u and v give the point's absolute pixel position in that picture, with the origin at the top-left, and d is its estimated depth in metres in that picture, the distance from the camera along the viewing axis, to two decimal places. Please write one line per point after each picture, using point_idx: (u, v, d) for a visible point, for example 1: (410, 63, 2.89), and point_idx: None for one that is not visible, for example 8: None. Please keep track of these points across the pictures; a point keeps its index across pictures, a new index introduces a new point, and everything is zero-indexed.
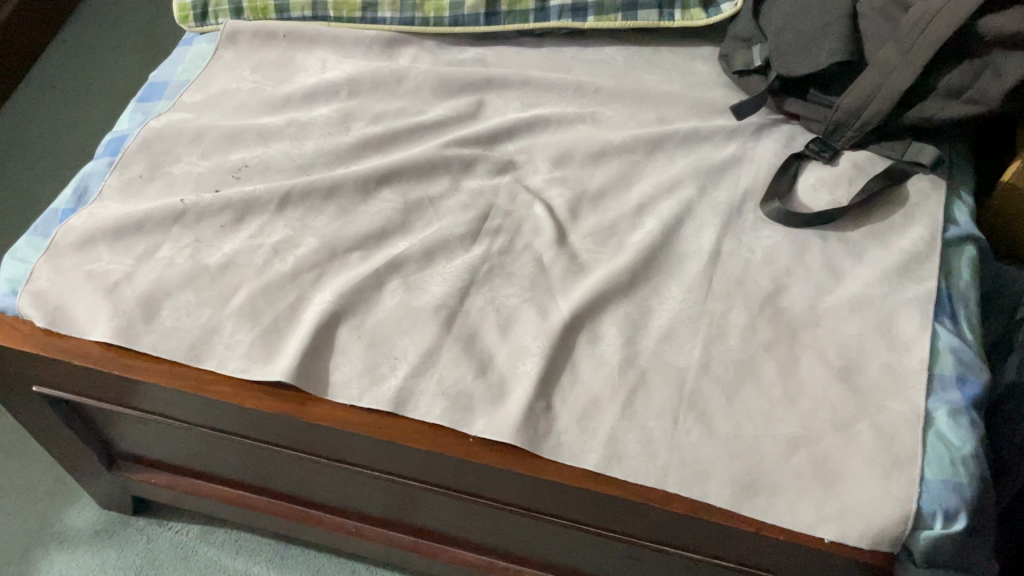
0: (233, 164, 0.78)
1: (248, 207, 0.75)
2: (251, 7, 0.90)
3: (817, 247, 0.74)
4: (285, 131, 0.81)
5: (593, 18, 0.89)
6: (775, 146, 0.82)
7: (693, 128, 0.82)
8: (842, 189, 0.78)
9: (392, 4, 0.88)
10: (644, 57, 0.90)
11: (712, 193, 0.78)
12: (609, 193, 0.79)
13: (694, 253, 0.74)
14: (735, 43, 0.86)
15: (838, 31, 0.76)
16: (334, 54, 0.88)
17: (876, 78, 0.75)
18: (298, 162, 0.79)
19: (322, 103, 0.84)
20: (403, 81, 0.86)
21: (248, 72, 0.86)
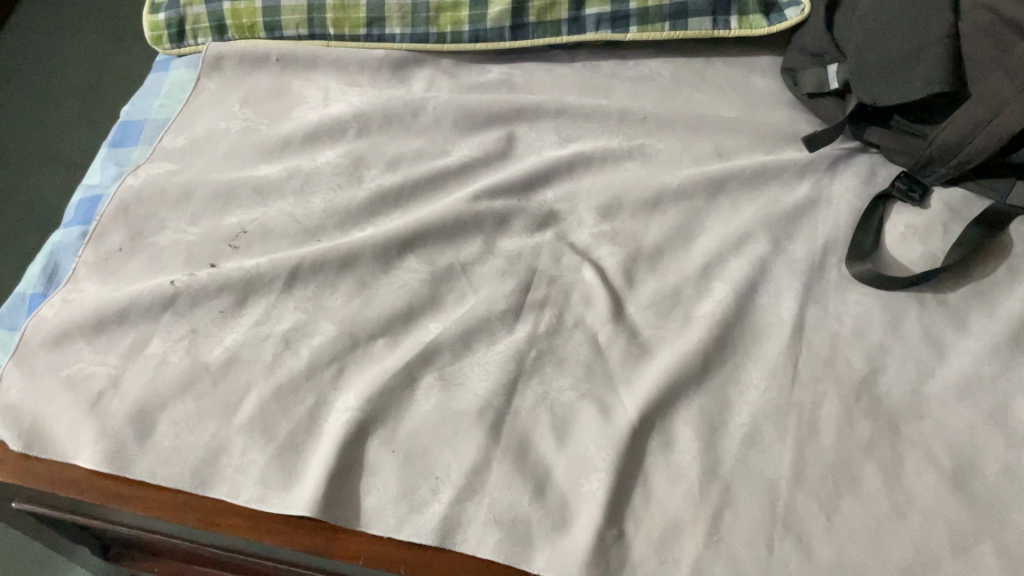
0: (228, 230, 0.67)
1: (251, 286, 0.64)
2: (236, 25, 0.77)
3: (914, 315, 0.64)
4: (288, 185, 0.69)
5: (635, 28, 0.77)
6: (854, 184, 0.71)
7: (760, 165, 0.71)
8: (936, 240, 0.68)
9: (402, 19, 0.76)
10: (695, 71, 0.78)
11: (788, 246, 0.68)
12: (667, 250, 0.68)
13: (774, 327, 0.64)
14: (805, 58, 0.75)
15: (935, 58, 0.64)
16: (335, 80, 0.76)
17: (981, 114, 0.64)
18: (304, 225, 0.67)
19: (327, 145, 0.72)
20: (420, 115, 0.74)
21: (237, 107, 0.74)
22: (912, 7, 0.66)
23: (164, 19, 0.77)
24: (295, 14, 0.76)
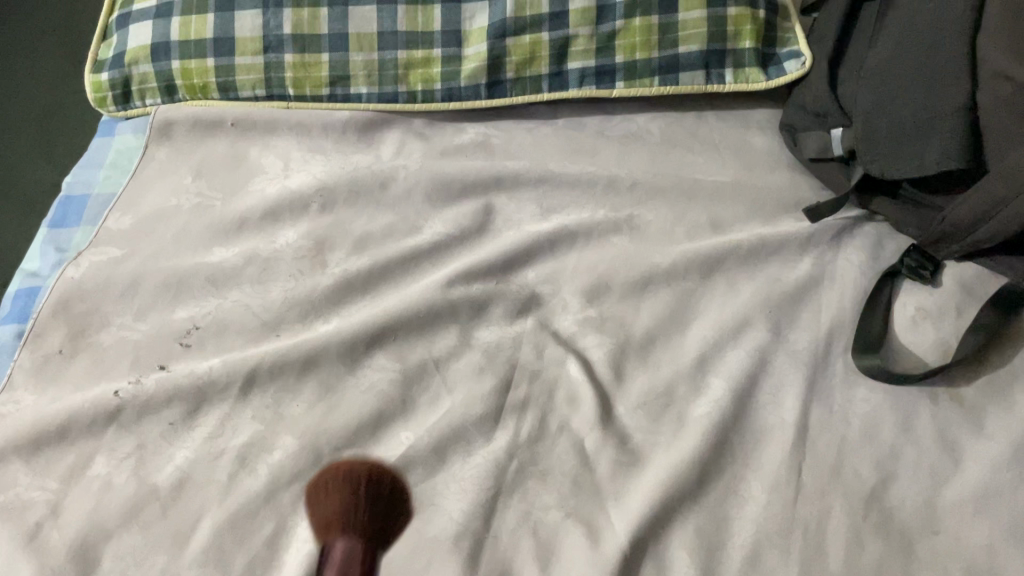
0: (179, 327, 0.61)
1: (204, 395, 0.58)
2: (186, 85, 0.70)
3: (926, 413, 0.59)
4: (244, 272, 0.63)
5: (622, 83, 0.71)
6: (860, 260, 0.66)
7: (757, 240, 0.66)
8: (948, 325, 0.63)
9: (368, 77, 0.70)
10: (687, 128, 0.72)
11: (789, 334, 0.62)
12: (659, 339, 0.63)
13: (775, 430, 0.58)
14: (807, 116, 0.69)
15: (949, 130, 0.59)
16: (297, 146, 0.70)
17: (1000, 193, 0.58)
18: (262, 319, 0.61)
19: (288, 223, 0.66)
20: (389, 187, 0.68)
21: (190, 179, 0.68)
22: (927, 75, 0.60)
23: (107, 79, 0.71)
24: (251, 73, 0.69)
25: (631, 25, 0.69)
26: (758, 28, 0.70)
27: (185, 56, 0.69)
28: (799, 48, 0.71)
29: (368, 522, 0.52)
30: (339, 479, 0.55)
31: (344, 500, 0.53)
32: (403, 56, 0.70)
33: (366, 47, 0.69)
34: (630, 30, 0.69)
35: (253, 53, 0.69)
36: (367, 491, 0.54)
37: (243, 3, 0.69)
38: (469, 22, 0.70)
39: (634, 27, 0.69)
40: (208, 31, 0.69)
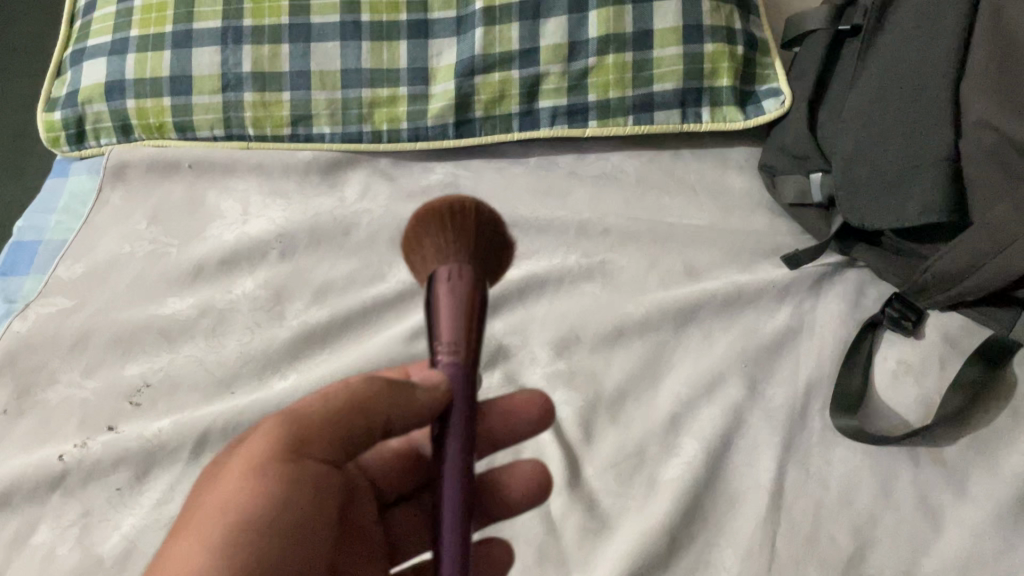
0: (129, 384, 0.59)
1: (153, 457, 0.56)
2: (142, 125, 0.67)
3: (906, 475, 0.57)
4: (199, 324, 0.61)
5: (596, 122, 0.69)
6: (840, 310, 0.63)
7: (733, 289, 0.63)
8: (930, 379, 0.60)
9: (331, 116, 0.68)
10: (663, 168, 0.70)
11: (765, 390, 0.60)
12: (631, 394, 0.60)
13: (749, 493, 0.56)
14: (786, 159, 0.66)
15: (931, 182, 0.56)
16: (257, 188, 0.67)
17: (984, 246, 0.56)
18: (216, 375, 0.59)
19: (246, 270, 0.63)
20: (352, 233, 0.65)
21: (144, 224, 0.65)
22: (908, 122, 0.58)
23: (61, 119, 0.69)
24: (209, 113, 0.67)
25: (603, 63, 0.67)
26: (737, 66, 0.68)
27: (140, 96, 0.67)
28: (779, 86, 0.68)
29: (476, 241, 0.43)
30: (433, 234, 0.44)
31: (436, 241, 0.43)
32: (368, 95, 0.67)
33: (329, 85, 0.67)
34: (603, 67, 0.67)
35: (211, 92, 0.67)
36: (449, 231, 0.43)
37: (202, 41, 0.67)
38: (437, 59, 0.68)
39: (607, 65, 0.67)
40: (164, 69, 0.67)
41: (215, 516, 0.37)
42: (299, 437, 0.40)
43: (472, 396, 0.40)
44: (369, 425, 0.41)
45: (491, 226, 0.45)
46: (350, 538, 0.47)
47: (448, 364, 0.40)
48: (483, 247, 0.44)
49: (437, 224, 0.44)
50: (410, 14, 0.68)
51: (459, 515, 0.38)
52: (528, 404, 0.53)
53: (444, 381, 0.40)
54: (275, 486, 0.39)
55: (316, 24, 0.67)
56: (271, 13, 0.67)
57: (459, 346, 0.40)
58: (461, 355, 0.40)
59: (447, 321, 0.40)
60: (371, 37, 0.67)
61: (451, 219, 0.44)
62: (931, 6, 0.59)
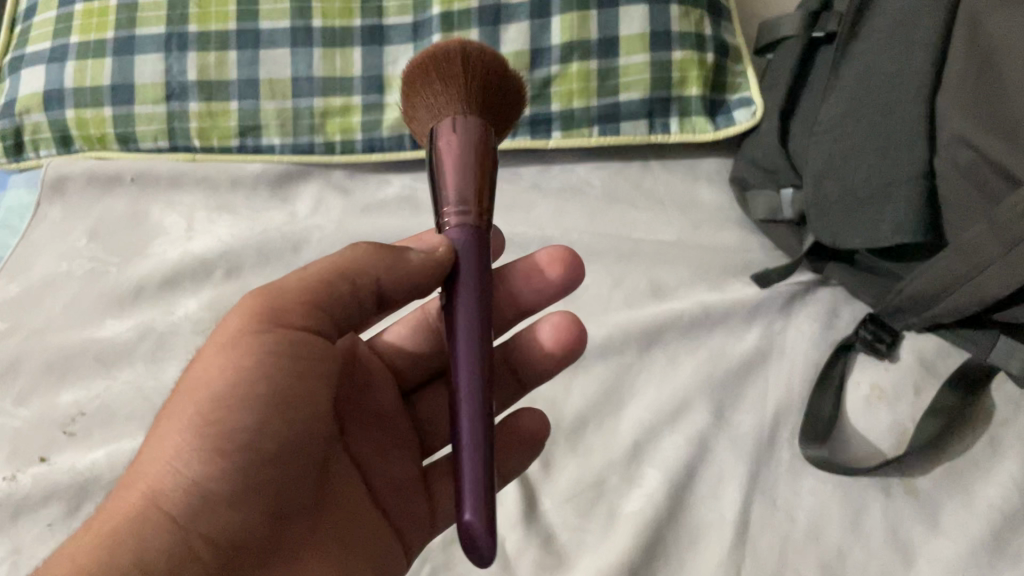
0: (63, 413, 0.55)
1: (85, 491, 0.53)
2: (82, 136, 0.65)
3: (878, 506, 0.54)
4: (137, 348, 0.58)
5: (559, 133, 0.66)
6: (812, 331, 0.60)
7: (700, 309, 0.61)
8: (905, 405, 0.58)
9: (281, 126, 0.65)
10: (630, 180, 0.67)
11: (732, 416, 0.57)
12: (592, 421, 0.57)
13: (714, 526, 0.53)
14: (758, 172, 0.64)
15: (904, 201, 0.54)
16: (204, 203, 0.64)
17: (958, 269, 0.53)
18: (153, 403, 0.56)
19: (189, 291, 0.60)
20: (302, 250, 0.62)
21: (84, 241, 0.62)
22: (882, 136, 0.55)
23: None
24: (151, 124, 0.64)
25: (568, 71, 0.64)
26: (707, 74, 0.65)
27: (80, 105, 0.64)
28: (751, 95, 0.66)
29: (463, 84, 0.41)
30: (426, 90, 0.42)
31: (430, 97, 0.42)
32: (320, 104, 0.65)
33: (279, 94, 0.64)
34: (567, 76, 0.64)
35: (155, 100, 0.64)
36: (436, 84, 0.42)
37: (145, 47, 0.64)
38: (392, 66, 0.65)
39: (571, 73, 0.64)
40: (104, 78, 0.64)
41: (187, 391, 0.38)
42: (270, 309, 0.39)
43: (482, 248, 0.39)
44: (341, 282, 0.41)
45: (473, 57, 0.43)
46: (369, 423, 0.48)
47: (457, 220, 0.40)
48: (472, 88, 0.42)
49: (424, 80, 0.42)
50: (363, 19, 0.65)
51: (474, 367, 0.36)
52: (552, 262, 0.52)
53: (448, 242, 0.39)
54: (246, 354, 0.38)
55: (265, 30, 0.65)
56: (217, 18, 0.64)
57: (466, 198, 0.39)
58: (465, 207, 0.39)
59: (453, 181, 0.39)
60: (323, 43, 0.65)
61: (437, 67, 0.42)
62: (908, 12, 0.56)
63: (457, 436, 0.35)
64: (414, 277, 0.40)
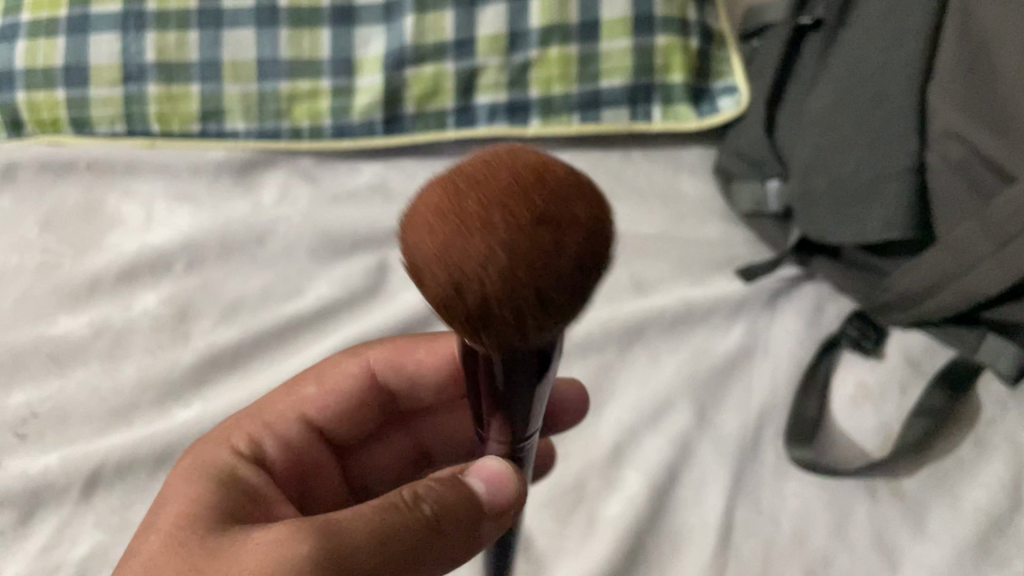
0: (14, 414, 0.52)
1: (38, 498, 0.50)
2: (34, 119, 0.62)
3: (862, 509, 0.53)
4: (93, 346, 0.55)
5: (537, 121, 0.63)
6: (796, 328, 0.59)
7: (682, 306, 0.59)
8: (891, 405, 0.56)
9: (246, 111, 0.62)
10: (610, 170, 0.65)
11: (715, 417, 0.55)
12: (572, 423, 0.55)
13: (696, 530, 0.51)
14: (744, 164, 0.62)
15: (893, 196, 0.52)
16: (163, 191, 0.61)
17: (949, 266, 0.51)
18: (110, 404, 0.53)
19: (147, 285, 0.57)
20: (267, 242, 0.59)
21: (36, 231, 0.59)
22: (869, 128, 0.54)
23: None
24: (108, 108, 0.61)
25: (546, 55, 0.62)
26: (690, 60, 0.63)
27: (31, 87, 0.61)
28: (737, 82, 0.64)
29: (505, 313, 0.22)
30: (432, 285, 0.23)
31: (441, 303, 0.23)
32: (286, 88, 0.62)
33: (244, 78, 0.62)
34: (546, 61, 0.62)
35: (110, 83, 0.61)
36: (456, 253, 0.22)
37: (100, 26, 0.61)
38: (362, 49, 0.62)
39: (550, 58, 0.62)
40: (57, 58, 0.61)
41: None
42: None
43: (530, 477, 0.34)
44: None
45: (545, 250, 0.22)
46: None
47: (513, 462, 0.32)
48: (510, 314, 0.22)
49: (431, 281, 0.23)
50: None
51: None
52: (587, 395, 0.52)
53: (518, 494, 0.33)
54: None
55: (228, 9, 0.61)
56: None
57: (522, 449, 0.31)
58: (521, 443, 0.31)
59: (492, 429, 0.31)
60: (289, 24, 0.62)
61: (457, 272, 0.22)
62: None
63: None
64: (461, 553, 0.35)
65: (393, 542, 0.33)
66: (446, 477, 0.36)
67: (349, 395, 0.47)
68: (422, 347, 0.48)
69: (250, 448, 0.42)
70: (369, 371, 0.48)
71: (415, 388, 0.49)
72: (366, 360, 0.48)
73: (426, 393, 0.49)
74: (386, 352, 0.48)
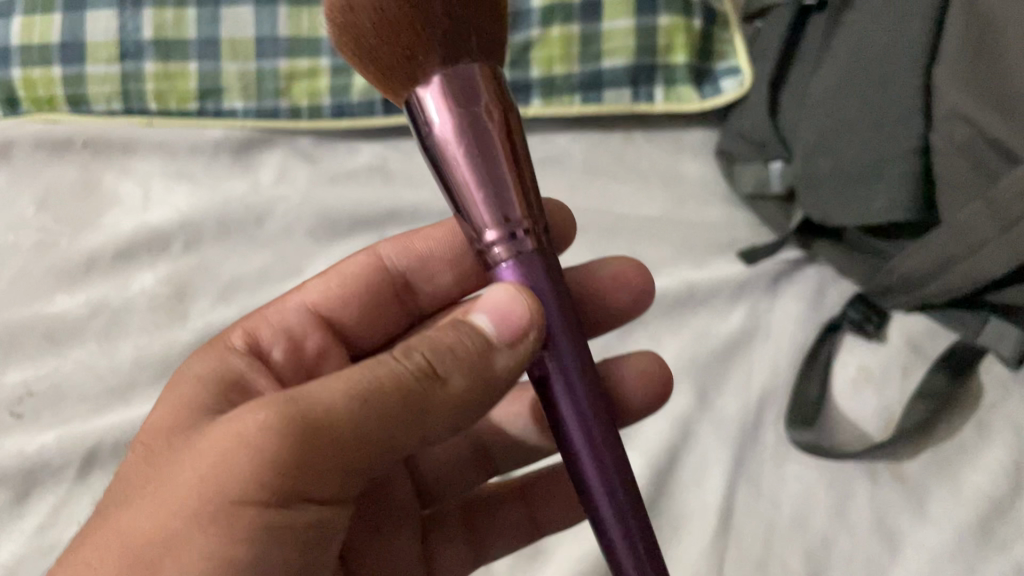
0: (10, 393, 0.52)
1: (35, 477, 0.50)
2: (30, 97, 0.61)
3: (863, 494, 0.52)
4: (90, 325, 0.54)
5: (539, 101, 0.63)
6: (798, 311, 0.58)
7: (683, 288, 0.58)
8: (893, 389, 0.56)
9: (244, 90, 0.61)
10: (611, 152, 0.64)
11: (716, 400, 0.55)
12: None
13: (695, 514, 0.51)
14: (745, 145, 0.61)
15: (897, 177, 0.51)
16: (160, 170, 0.61)
17: (952, 248, 0.51)
18: (108, 383, 0.52)
19: (144, 264, 0.57)
20: (266, 222, 0.59)
21: (32, 210, 0.58)
22: (874, 110, 0.53)
23: None
24: (104, 85, 0.61)
25: (548, 34, 0.62)
26: (692, 41, 0.63)
27: (27, 63, 0.60)
28: (738, 63, 0.63)
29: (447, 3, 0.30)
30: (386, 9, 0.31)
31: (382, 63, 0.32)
32: (285, 66, 0.61)
33: (241, 55, 0.61)
34: (548, 39, 0.62)
35: (108, 61, 0.60)
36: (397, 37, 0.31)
37: (97, 2, 0.60)
38: None
39: (552, 37, 0.62)
40: (53, 35, 0.60)
41: (142, 574, 0.30)
42: (293, 480, 0.30)
43: (559, 291, 0.33)
44: (401, 432, 0.32)
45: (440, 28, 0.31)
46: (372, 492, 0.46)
47: (520, 256, 0.32)
48: (453, 9, 0.31)
49: (381, 25, 0.31)
50: None
51: (596, 438, 0.32)
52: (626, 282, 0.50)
53: (537, 320, 0.31)
54: (245, 538, 0.30)
55: None
56: None
57: (519, 236, 0.32)
58: (523, 233, 0.32)
59: (486, 202, 0.31)
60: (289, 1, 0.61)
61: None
62: None
63: (591, 497, 0.33)
64: (474, 394, 0.33)
65: (379, 396, 0.31)
66: (455, 322, 0.35)
67: (358, 286, 0.47)
68: (434, 231, 0.48)
69: (247, 341, 0.42)
70: (378, 259, 0.48)
71: (431, 270, 0.48)
72: (377, 250, 0.48)
73: (442, 271, 0.48)
74: (396, 241, 0.48)
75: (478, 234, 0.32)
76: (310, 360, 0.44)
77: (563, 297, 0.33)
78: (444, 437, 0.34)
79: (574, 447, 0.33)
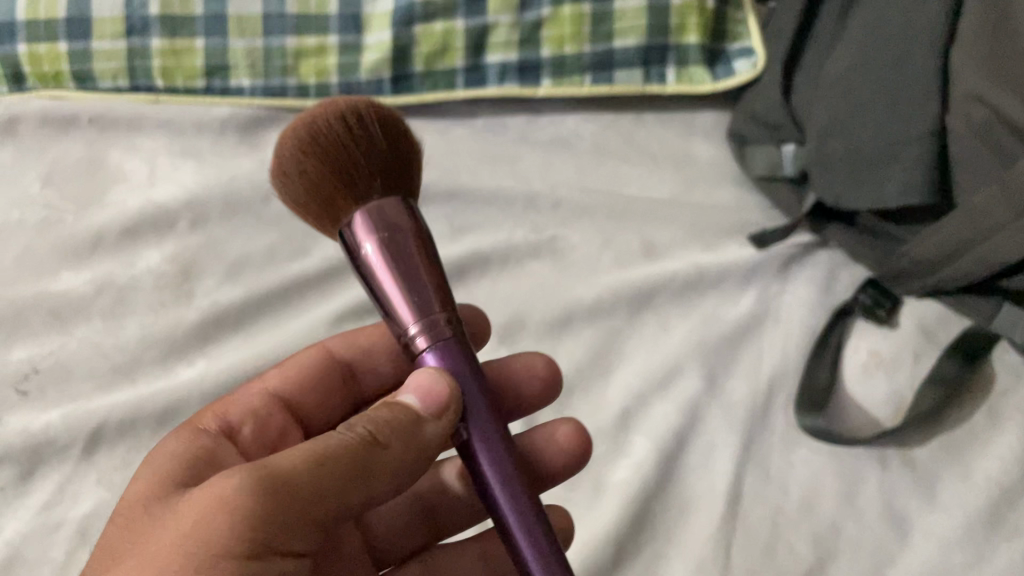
0: (15, 370, 0.52)
1: (40, 454, 0.49)
2: (35, 72, 0.61)
3: (872, 479, 0.52)
4: (95, 302, 0.54)
5: (548, 81, 0.62)
6: (810, 294, 0.58)
7: (693, 271, 0.58)
8: (904, 374, 0.55)
9: (251, 67, 0.61)
10: (622, 133, 0.64)
11: (725, 384, 0.54)
12: (579, 387, 0.55)
13: (703, 498, 0.51)
14: (758, 127, 0.61)
15: (912, 159, 0.51)
16: (167, 147, 0.60)
17: (968, 232, 0.50)
18: (113, 361, 0.52)
19: (151, 242, 0.56)
20: (272, 201, 0.58)
21: (38, 186, 0.58)
22: (890, 90, 0.52)
23: None
24: (111, 61, 0.60)
25: (558, 14, 0.61)
26: (706, 21, 0.62)
27: (32, 39, 0.60)
28: (752, 44, 0.62)
29: (368, 150, 0.37)
30: (321, 164, 0.37)
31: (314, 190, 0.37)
32: (293, 44, 0.61)
33: (249, 33, 0.60)
34: (558, 19, 0.61)
35: (113, 37, 0.59)
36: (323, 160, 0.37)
37: None
38: (371, 5, 0.61)
39: (563, 17, 0.61)
40: (60, 11, 0.60)
41: None
42: (268, 538, 0.32)
43: (479, 374, 0.36)
44: (354, 493, 0.34)
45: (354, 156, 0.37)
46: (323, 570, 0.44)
47: (440, 346, 0.35)
48: (374, 154, 0.37)
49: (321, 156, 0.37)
50: None
51: (517, 496, 0.34)
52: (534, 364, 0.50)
53: (456, 397, 0.34)
54: None
55: None
56: None
57: (438, 333, 0.35)
58: (442, 331, 0.35)
59: (408, 299, 0.35)
60: None
61: (333, 136, 0.37)
62: None
63: (520, 554, 0.34)
64: (413, 459, 0.36)
65: (334, 463, 0.34)
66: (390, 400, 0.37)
67: (309, 372, 0.47)
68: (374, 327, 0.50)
69: (216, 425, 0.42)
70: (325, 349, 0.48)
71: (375, 362, 0.50)
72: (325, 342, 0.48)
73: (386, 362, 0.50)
74: (342, 335, 0.49)
75: (403, 331, 0.35)
76: (274, 436, 0.44)
77: (483, 382, 0.36)
78: (389, 496, 0.37)
79: (500, 510, 0.34)
